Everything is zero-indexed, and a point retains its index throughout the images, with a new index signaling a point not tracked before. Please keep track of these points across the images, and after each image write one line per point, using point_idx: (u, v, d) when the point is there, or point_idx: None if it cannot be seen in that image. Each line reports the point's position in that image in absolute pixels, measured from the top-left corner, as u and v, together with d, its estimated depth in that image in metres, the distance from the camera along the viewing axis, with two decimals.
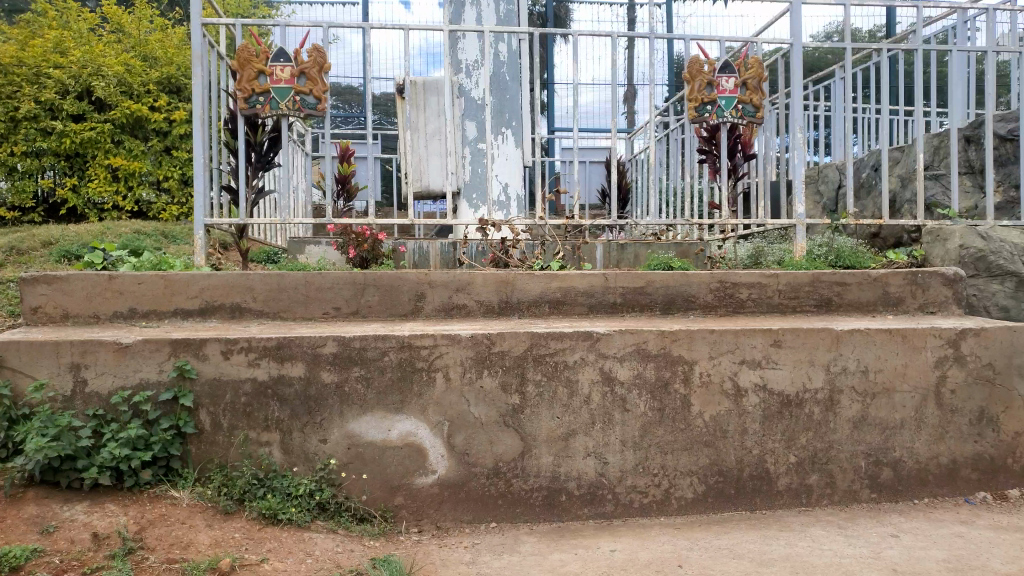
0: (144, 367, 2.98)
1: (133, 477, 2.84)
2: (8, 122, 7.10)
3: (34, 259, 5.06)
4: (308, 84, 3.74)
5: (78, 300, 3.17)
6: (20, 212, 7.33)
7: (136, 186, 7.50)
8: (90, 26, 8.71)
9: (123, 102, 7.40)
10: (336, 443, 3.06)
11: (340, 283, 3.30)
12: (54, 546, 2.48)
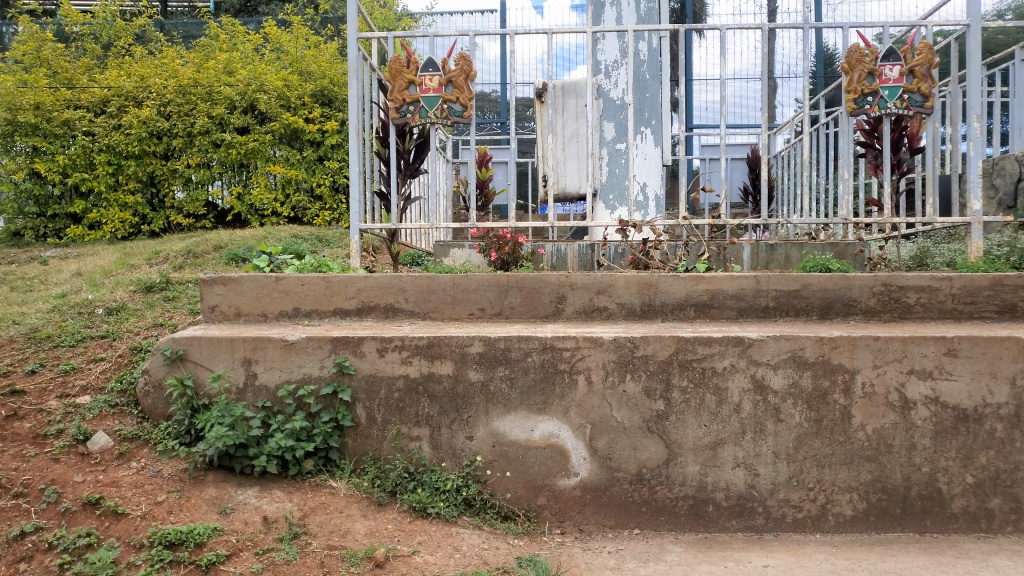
0: (307, 363, 3.17)
1: (297, 466, 3.04)
2: (185, 137, 7.79)
3: (207, 261, 5.50)
4: (455, 92, 3.81)
5: (249, 300, 3.42)
6: (194, 218, 8.05)
7: (292, 193, 7.97)
8: (256, 44, 9.20)
9: (282, 115, 7.84)
10: (482, 441, 3.12)
11: (485, 284, 3.36)
12: (231, 526, 2.73)
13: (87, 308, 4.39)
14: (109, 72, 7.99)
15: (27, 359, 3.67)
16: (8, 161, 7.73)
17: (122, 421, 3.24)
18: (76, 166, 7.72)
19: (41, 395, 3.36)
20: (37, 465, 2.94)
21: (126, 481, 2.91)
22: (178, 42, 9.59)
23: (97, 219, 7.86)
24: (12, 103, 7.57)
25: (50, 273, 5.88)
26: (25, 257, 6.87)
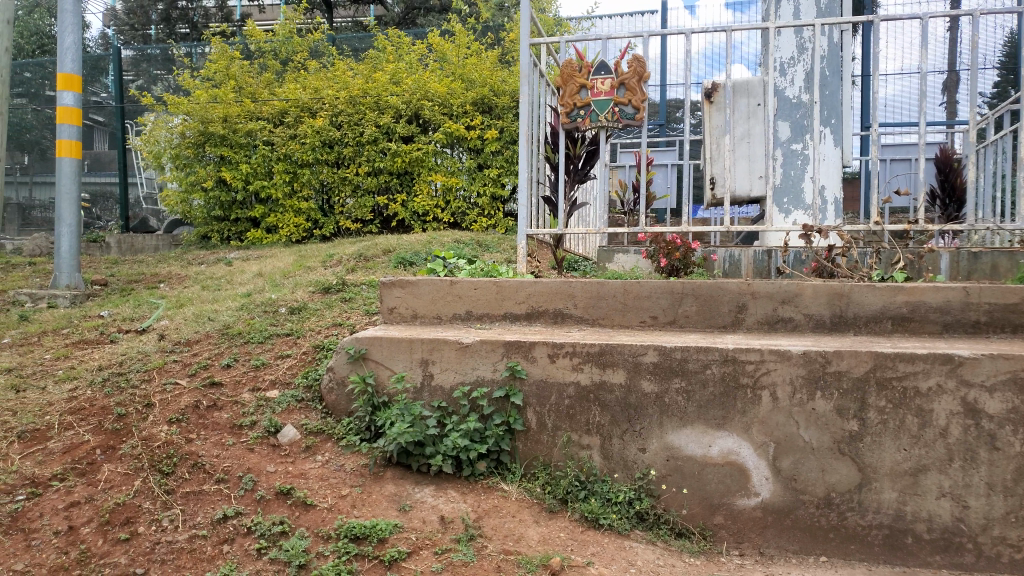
0: (481, 365, 3.19)
1: (471, 467, 3.08)
2: (355, 145, 8.20)
3: (377, 264, 5.74)
4: (627, 94, 3.73)
5: (425, 303, 3.52)
6: (362, 224, 8.45)
7: (453, 200, 8.20)
8: (421, 54, 9.41)
9: (444, 123, 8.05)
10: (655, 454, 3.01)
11: (659, 292, 3.24)
12: (411, 524, 2.80)
13: (271, 307, 4.69)
14: (288, 85, 8.52)
15: (222, 354, 3.97)
16: (200, 170, 8.47)
17: (308, 415, 3.41)
18: (257, 174, 8.34)
19: (236, 388, 3.61)
20: (235, 454, 3.16)
21: (313, 474, 3.06)
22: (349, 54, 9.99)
23: (274, 224, 8.45)
24: (204, 116, 8.30)
25: (236, 274, 6.35)
26: (213, 259, 7.47)
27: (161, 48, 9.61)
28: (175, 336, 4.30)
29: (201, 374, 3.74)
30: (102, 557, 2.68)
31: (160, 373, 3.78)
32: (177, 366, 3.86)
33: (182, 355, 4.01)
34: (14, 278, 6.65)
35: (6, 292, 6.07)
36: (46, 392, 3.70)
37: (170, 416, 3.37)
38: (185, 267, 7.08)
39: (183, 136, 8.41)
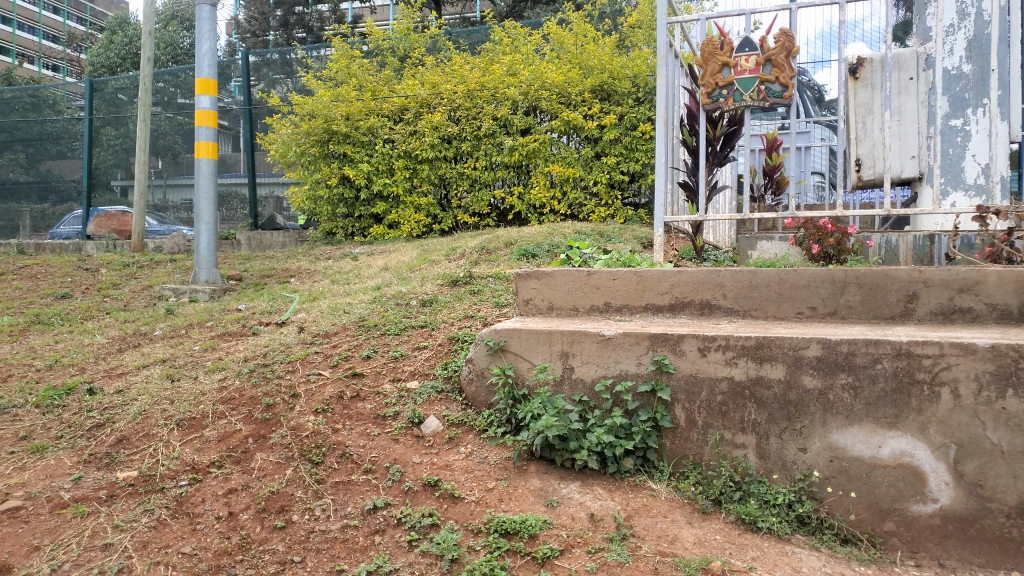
0: (625, 359, 3.06)
1: (616, 464, 2.95)
2: (473, 140, 8.25)
3: (500, 257, 5.71)
4: (774, 70, 3.50)
5: (563, 294, 3.43)
6: (478, 217, 8.54)
7: (570, 191, 8.09)
8: (535, 44, 9.29)
9: (562, 113, 7.97)
10: (817, 454, 2.81)
11: (817, 280, 3.04)
12: (560, 521, 2.72)
13: (403, 299, 4.74)
14: (407, 81, 8.64)
15: (361, 346, 4.03)
16: (324, 168, 8.72)
17: (449, 406, 3.39)
18: (380, 171, 8.51)
19: (377, 378, 3.65)
20: (380, 444, 3.18)
21: (458, 466, 3.03)
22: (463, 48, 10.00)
23: (395, 220, 8.63)
24: (328, 115, 8.50)
25: (362, 268, 6.48)
26: (339, 254, 7.67)
27: (280, 52, 9.76)
28: (314, 329, 4.41)
29: (343, 366, 3.81)
30: (261, 543, 2.75)
31: (304, 364, 3.88)
32: (319, 357, 3.95)
33: (322, 346, 4.09)
34: (160, 275, 7.04)
35: (154, 288, 6.43)
36: (200, 382, 3.87)
37: (316, 406, 3.44)
38: (313, 262, 7.29)
39: (307, 135, 8.67)
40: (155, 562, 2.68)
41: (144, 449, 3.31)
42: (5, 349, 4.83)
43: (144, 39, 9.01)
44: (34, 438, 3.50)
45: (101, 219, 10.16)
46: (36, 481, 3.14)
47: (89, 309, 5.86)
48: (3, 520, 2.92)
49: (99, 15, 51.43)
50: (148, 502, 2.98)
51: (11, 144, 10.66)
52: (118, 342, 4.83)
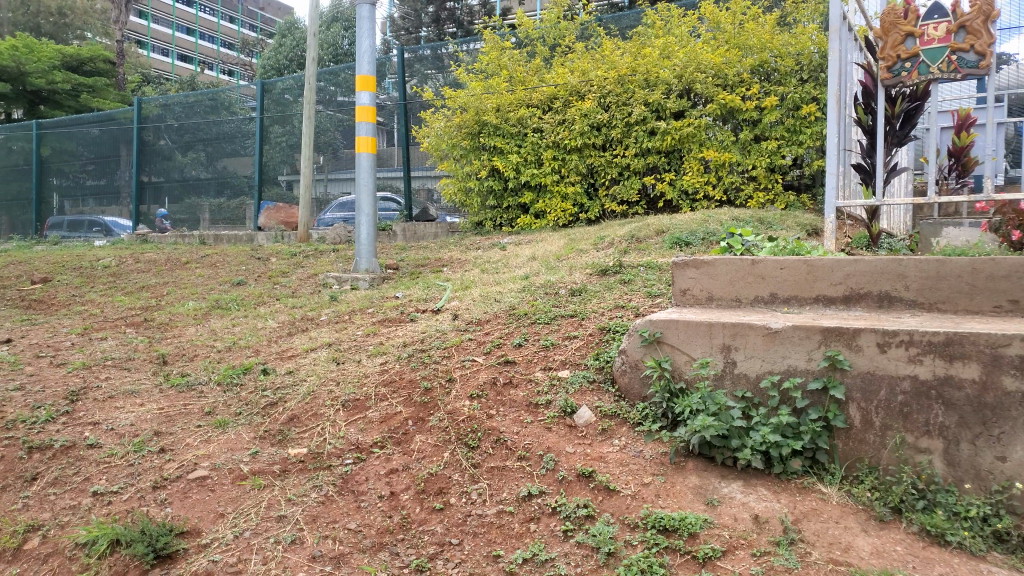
0: (793, 354, 2.88)
1: (782, 465, 2.77)
2: (624, 126, 8.08)
3: (651, 246, 5.57)
4: (968, 38, 3.16)
5: (723, 284, 3.27)
6: (628, 205, 8.36)
7: (725, 175, 7.78)
8: (691, 25, 8.94)
9: (718, 95, 7.66)
10: (1020, 464, 2.52)
11: (1019, 271, 2.75)
12: (721, 520, 2.59)
13: (552, 289, 4.71)
14: (557, 70, 8.62)
15: (512, 334, 4.04)
16: (474, 160, 8.91)
17: (601, 397, 3.32)
18: (529, 162, 8.55)
19: (529, 366, 3.64)
20: (533, 432, 3.17)
21: (613, 458, 2.96)
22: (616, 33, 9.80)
23: (542, 209, 8.65)
24: (479, 107, 8.70)
25: (510, 257, 6.53)
26: (489, 244, 7.80)
27: (433, 47, 9.96)
28: (467, 316, 4.48)
29: (495, 353, 3.84)
30: (421, 524, 2.83)
31: (458, 350, 3.95)
32: (472, 344, 4.00)
33: (475, 334, 4.15)
34: (324, 263, 7.46)
35: (319, 276, 6.80)
36: (362, 365, 4.04)
37: (471, 391, 3.49)
38: (464, 252, 7.45)
39: (459, 128, 8.89)
40: (323, 536, 2.82)
41: (313, 428, 3.50)
42: (192, 331, 5.28)
43: (308, 41, 9.53)
44: (217, 413, 3.79)
45: (270, 211, 10.68)
46: (219, 453, 3.40)
47: (262, 295, 6.29)
48: (193, 488, 3.18)
49: (269, 21, 55.25)
50: (317, 478, 3.14)
51: (195, 144, 11.66)
52: (288, 326, 5.15)
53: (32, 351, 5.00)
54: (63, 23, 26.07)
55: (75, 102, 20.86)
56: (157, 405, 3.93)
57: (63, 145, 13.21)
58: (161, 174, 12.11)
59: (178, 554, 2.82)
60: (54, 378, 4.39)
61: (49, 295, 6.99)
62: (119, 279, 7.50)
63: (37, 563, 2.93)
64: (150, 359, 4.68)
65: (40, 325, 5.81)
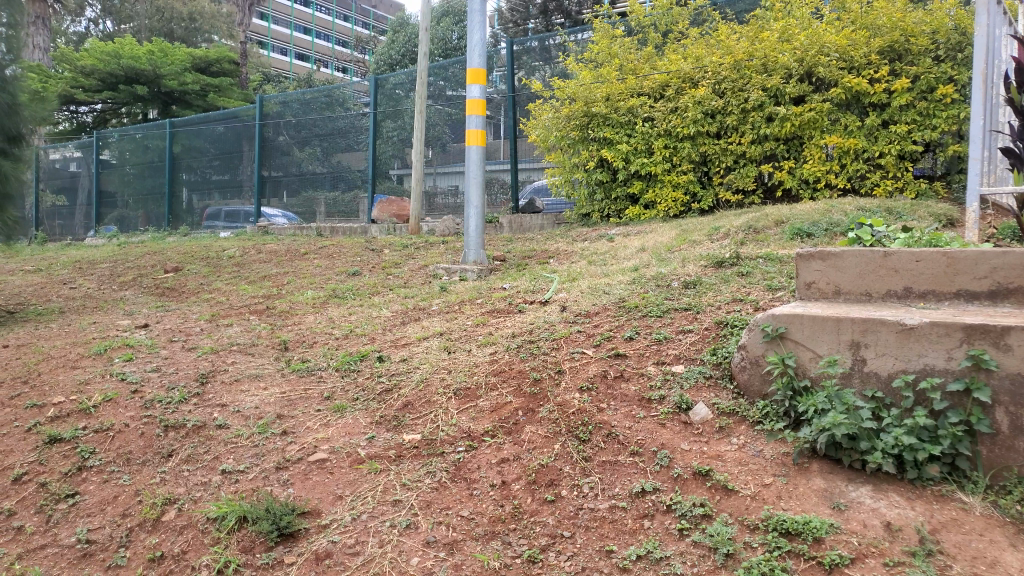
0: (931, 351, 2.69)
1: (918, 470, 2.58)
2: (739, 114, 7.81)
3: (769, 237, 5.36)
4: None
5: (852, 278, 3.10)
6: (743, 195, 8.10)
7: (849, 163, 7.40)
8: (813, 7, 8.54)
9: (843, 78, 7.28)
10: None
11: None
12: (849, 526, 2.45)
13: (664, 281, 4.60)
14: (669, 57, 8.44)
15: (623, 327, 3.97)
16: (583, 150, 8.84)
17: (719, 394, 3.21)
18: (639, 151, 8.40)
19: (641, 360, 3.57)
20: (647, 427, 3.10)
21: (731, 457, 2.86)
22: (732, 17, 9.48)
23: (653, 200, 8.48)
24: (588, 97, 8.62)
25: (619, 248, 6.44)
26: (597, 235, 7.73)
27: (541, 38, 9.89)
28: (576, 308, 4.45)
29: (606, 346, 3.78)
30: (533, 514, 2.82)
31: (567, 342, 3.92)
32: (582, 336, 3.96)
33: (585, 326, 4.11)
34: (433, 255, 7.60)
35: (430, 267, 6.93)
36: (473, 355, 4.09)
37: (581, 384, 3.46)
38: (571, 243, 7.41)
39: (567, 118, 8.84)
40: (437, 522, 2.86)
41: (426, 415, 3.56)
42: (310, 319, 5.49)
43: (421, 36, 9.73)
44: (335, 398, 3.92)
45: (383, 204, 10.96)
46: (338, 437, 3.51)
47: (375, 285, 6.48)
48: (313, 470, 3.31)
49: (381, 18, 56.82)
50: (431, 465, 3.19)
51: (311, 140, 12.14)
52: (401, 315, 5.27)
53: (167, 335, 5.35)
54: (193, 27, 27.72)
55: (203, 101, 22.15)
56: (280, 389, 4.11)
57: (193, 143, 14.04)
58: (280, 169, 12.67)
59: (300, 533, 2.93)
60: (187, 361, 4.67)
61: (181, 283, 7.46)
62: (244, 269, 7.90)
63: (173, 534, 3.13)
64: (272, 344, 4.90)
65: (174, 311, 6.20)
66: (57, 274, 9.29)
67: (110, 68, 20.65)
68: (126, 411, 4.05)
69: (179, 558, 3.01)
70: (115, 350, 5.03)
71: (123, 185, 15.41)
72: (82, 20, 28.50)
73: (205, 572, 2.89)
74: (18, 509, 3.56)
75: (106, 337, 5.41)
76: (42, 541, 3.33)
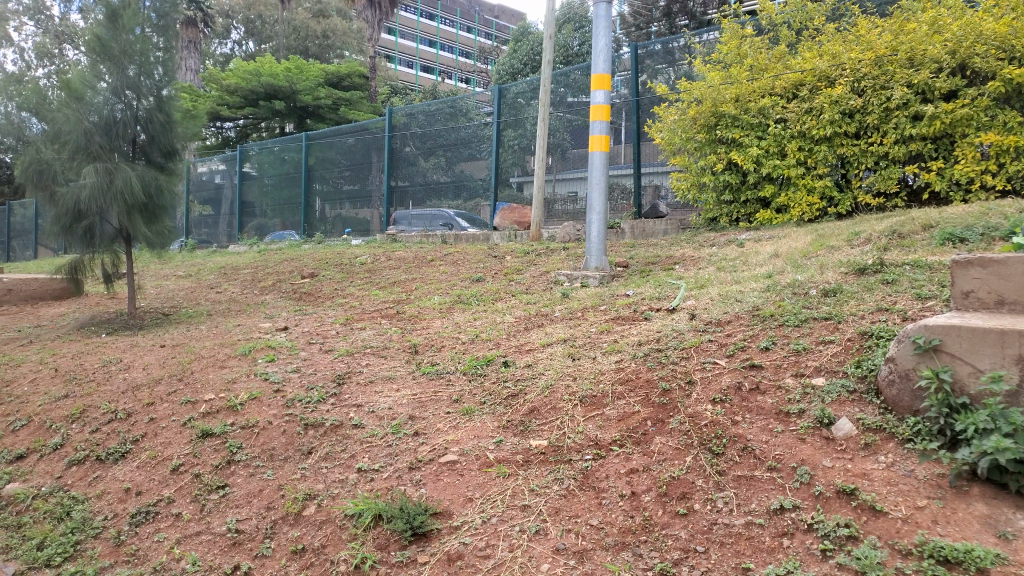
0: None
1: None
2: (881, 112, 7.39)
3: (917, 242, 5.03)
4: None
5: (1017, 286, 2.86)
6: (885, 198, 7.65)
7: (1008, 162, 6.81)
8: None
9: (1002, 71, 6.75)
10: None
11: None
12: (1018, 558, 2.24)
13: (801, 289, 4.40)
14: (803, 55, 8.11)
15: (758, 337, 3.83)
16: (711, 153, 8.62)
17: (864, 408, 3.03)
18: (770, 154, 8.10)
19: (778, 372, 3.42)
20: (785, 442, 2.97)
21: (878, 476, 2.69)
22: (874, 11, 9.01)
23: (785, 204, 8.14)
24: (717, 98, 8.39)
25: (749, 254, 6.22)
26: (725, 240, 7.50)
27: (665, 41, 9.73)
28: (706, 316, 4.33)
29: (740, 356, 3.65)
30: (664, 527, 2.76)
31: (698, 352, 3.81)
32: (714, 346, 3.85)
33: (716, 335, 3.99)
34: (555, 261, 7.61)
35: (551, 273, 6.95)
36: (599, 362, 4.06)
37: (714, 395, 3.36)
38: (698, 248, 7.23)
39: (694, 121, 8.64)
40: (566, 529, 2.85)
41: (553, 421, 3.57)
42: (438, 324, 5.63)
43: (545, 43, 9.82)
44: (464, 401, 3.99)
45: (505, 212, 11.13)
46: (467, 440, 3.57)
47: (498, 291, 6.57)
48: (444, 471, 3.38)
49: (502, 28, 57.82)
50: (559, 471, 3.19)
51: (436, 150, 12.47)
52: (525, 321, 5.32)
53: (306, 337, 5.63)
54: (327, 44, 29.18)
55: (335, 114, 23.25)
56: (411, 391, 4.23)
57: (325, 155, 14.76)
58: (406, 179, 13.11)
59: (432, 533, 3.00)
60: (324, 363, 4.89)
61: (317, 288, 7.85)
62: (374, 275, 8.22)
63: (314, 528, 3.28)
64: (403, 347, 5.06)
65: (311, 315, 6.53)
66: (206, 279, 10.00)
67: (252, 85, 21.94)
68: (270, 408, 4.29)
69: (320, 551, 3.15)
70: (259, 351, 5.35)
71: (262, 196, 16.40)
72: (228, 42, 30.64)
73: (343, 566, 3.01)
74: (176, 497, 3.85)
75: (250, 339, 5.77)
76: (197, 528, 3.58)
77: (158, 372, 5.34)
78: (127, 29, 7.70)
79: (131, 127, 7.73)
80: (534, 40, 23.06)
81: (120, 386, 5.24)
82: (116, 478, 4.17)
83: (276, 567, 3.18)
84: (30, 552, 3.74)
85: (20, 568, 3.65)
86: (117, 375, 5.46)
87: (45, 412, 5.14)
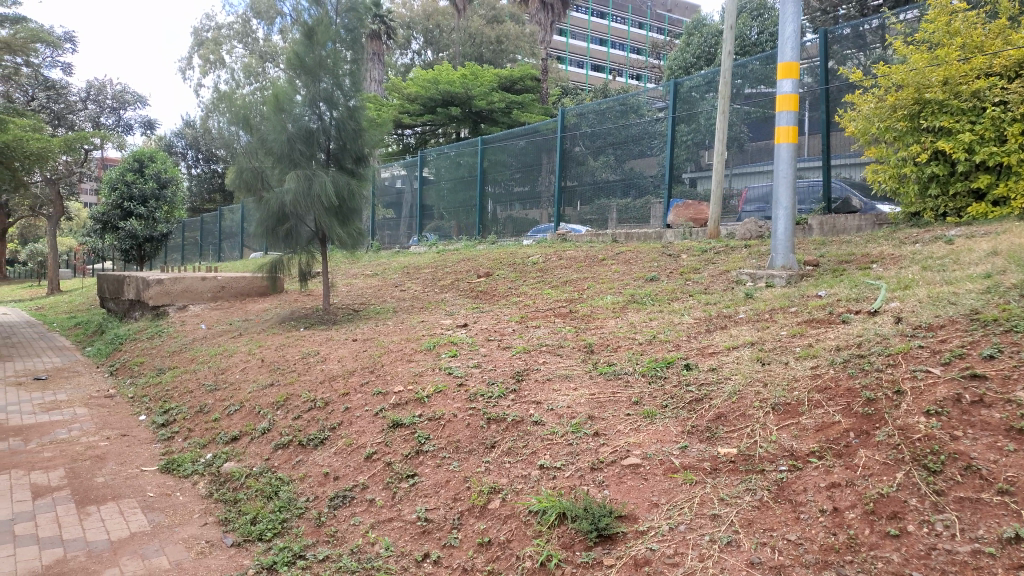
0: None
1: None
2: None
3: None
4: None
5: None
6: None
7: None
8: None
9: None
10: None
11: None
12: None
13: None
14: None
15: (979, 343, 3.44)
16: (913, 142, 7.90)
17: None
18: (986, 140, 7.31)
19: (1006, 383, 3.05)
20: (1019, 463, 2.64)
21: None
22: None
23: (1004, 195, 7.32)
24: (921, 82, 7.67)
25: (961, 252, 5.63)
26: (930, 237, 6.85)
27: (856, 23, 9.10)
28: (913, 320, 3.95)
29: (957, 365, 3.30)
30: (873, 548, 2.53)
31: (907, 359, 3.49)
32: (925, 353, 3.50)
33: (927, 340, 3.64)
34: (735, 260, 7.31)
35: (732, 273, 6.67)
36: (791, 367, 3.83)
37: (927, 407, 3.06)
38: (899, 246, 6.66)
39: (892, 107, 7.96)
40: (761, 542, 2.69)
41: (742, 428, 3.41)
42: (612, 323, 5.58)
43: (726, 34, 9.44)
44: (645, 404, 3.91)
45: (679, 209, 10.94)
46: (650, 443, 3.49)
47: (674, 291, 6.40)
48: (627, 473, 3.32)
49: (674, 21, 56.47)
50: (750, 481, 3.03)
51: (606, 148, 12.42)
52: (706, 322, 5.14)
53: (484, 334, 5.78)
54: (501, 48, 29.98)
55: (508, 117, 23.78)
56: (589, 390, 4.21)
57: (498, 158, 15.14)
58: (576, 179, 13.15)
59: (618, 536, 2.96)
60: (503, 360, 4.99)
61: (493, 287, 8.05)
62: (547, 274, 8.30)
63: (499, 522, 3.34)
64: (579, 346, 5.06)
65: (488, 313, 6.69)
66: (390, 277, 10.57)
67: (430, 93, 22.96)
68: (454, 402, 4.44)
69: (505, 546, 3.19)
70: (442, 346, 5.55)
71: (438, 199, 17.13)
72: (409, 52, 32.31)
73: (529, 562, 3.04)
74: (370, 483, 4.07)
75: (434, 335, 6.01)
76: (390, 514, 3.77)
77: (352, 364, 5.69)
78: (321, 44, 8.31)
79: (327, 136, 8.33)
80: (709, 31, 22.37)
81: (318, 376, 5.65)
82: (316, 463, 4.49)
83: (464, 557, 3.26)
84: (245, 526, 4.10)
85: (237, 539, 4.00)
86: (316, 366, 5.89)
87: (255, 399, 5.66)
